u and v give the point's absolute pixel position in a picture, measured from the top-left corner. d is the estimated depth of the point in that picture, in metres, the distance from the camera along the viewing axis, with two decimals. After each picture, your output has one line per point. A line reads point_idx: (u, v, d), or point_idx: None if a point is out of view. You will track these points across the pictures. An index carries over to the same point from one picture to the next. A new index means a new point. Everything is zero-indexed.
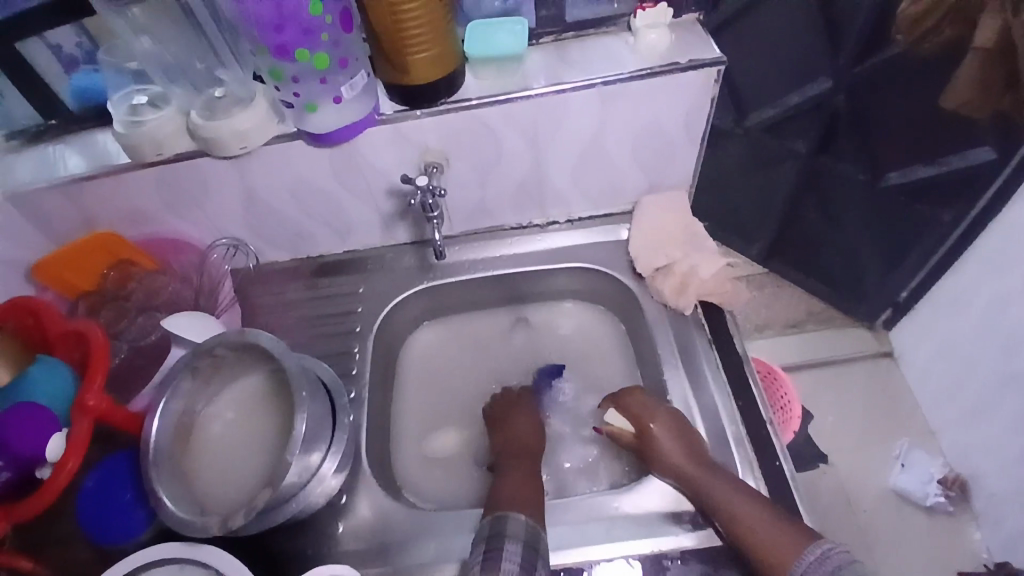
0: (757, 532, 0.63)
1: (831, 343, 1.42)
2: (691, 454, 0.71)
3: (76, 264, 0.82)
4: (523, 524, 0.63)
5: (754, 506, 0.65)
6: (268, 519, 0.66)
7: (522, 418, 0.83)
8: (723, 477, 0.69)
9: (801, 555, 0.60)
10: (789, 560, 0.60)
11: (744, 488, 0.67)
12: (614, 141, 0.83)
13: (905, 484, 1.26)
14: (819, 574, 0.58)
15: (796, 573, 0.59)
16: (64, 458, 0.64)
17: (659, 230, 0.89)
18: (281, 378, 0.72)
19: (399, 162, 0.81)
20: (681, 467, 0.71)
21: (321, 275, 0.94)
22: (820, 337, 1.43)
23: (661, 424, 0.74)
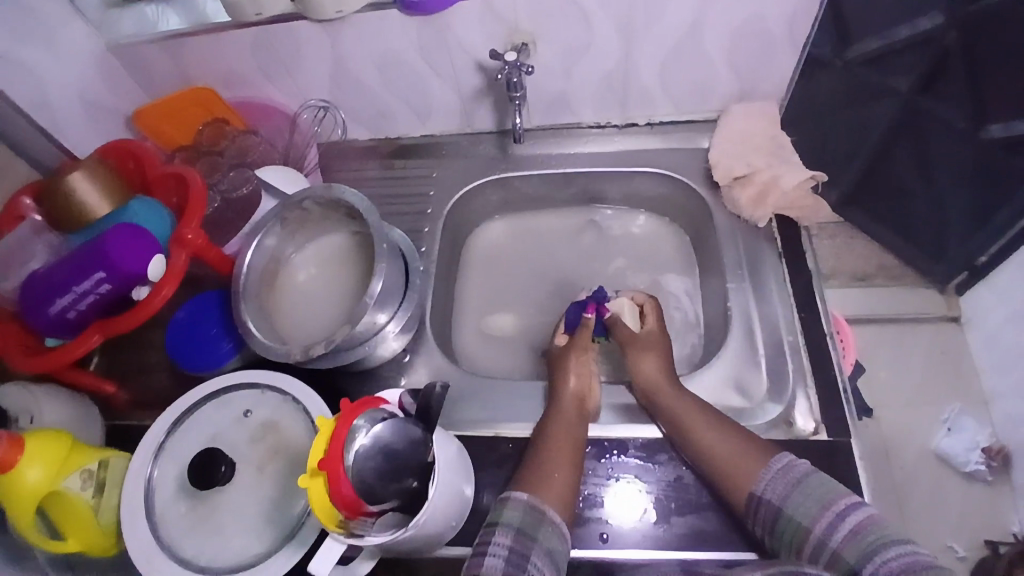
0: (724, 448, 0.65)
1: (904, 299, 1.24)
2: (664, 374, 0.72)
3: (176, 117, 0.88)
4: (523, 506, 0.61)
5: (717, 427, 0.67)
6: (337, 358, 0.72)
7: (569, 371, 0.74)
8: (689, 396, 0.70)
9: (763, 466, 0.63)
10: (757, 470, 0.63)
11: (706, 409, 0.69)
12: (709, 37, 0.81)
13: (946, 446, 1.15)
14: (783, 483, 0.61)
15: (763, 478, 0.62)
16: (162, 283, 0.69)
17: (741, 139, 0.87)
18: (363, 238, 0.76)
19: (486, 42, 0.81)
20: (652, 388, 0.72)
21: (398, 157, 0.97)
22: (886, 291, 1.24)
23: (652, 340, 0.76)
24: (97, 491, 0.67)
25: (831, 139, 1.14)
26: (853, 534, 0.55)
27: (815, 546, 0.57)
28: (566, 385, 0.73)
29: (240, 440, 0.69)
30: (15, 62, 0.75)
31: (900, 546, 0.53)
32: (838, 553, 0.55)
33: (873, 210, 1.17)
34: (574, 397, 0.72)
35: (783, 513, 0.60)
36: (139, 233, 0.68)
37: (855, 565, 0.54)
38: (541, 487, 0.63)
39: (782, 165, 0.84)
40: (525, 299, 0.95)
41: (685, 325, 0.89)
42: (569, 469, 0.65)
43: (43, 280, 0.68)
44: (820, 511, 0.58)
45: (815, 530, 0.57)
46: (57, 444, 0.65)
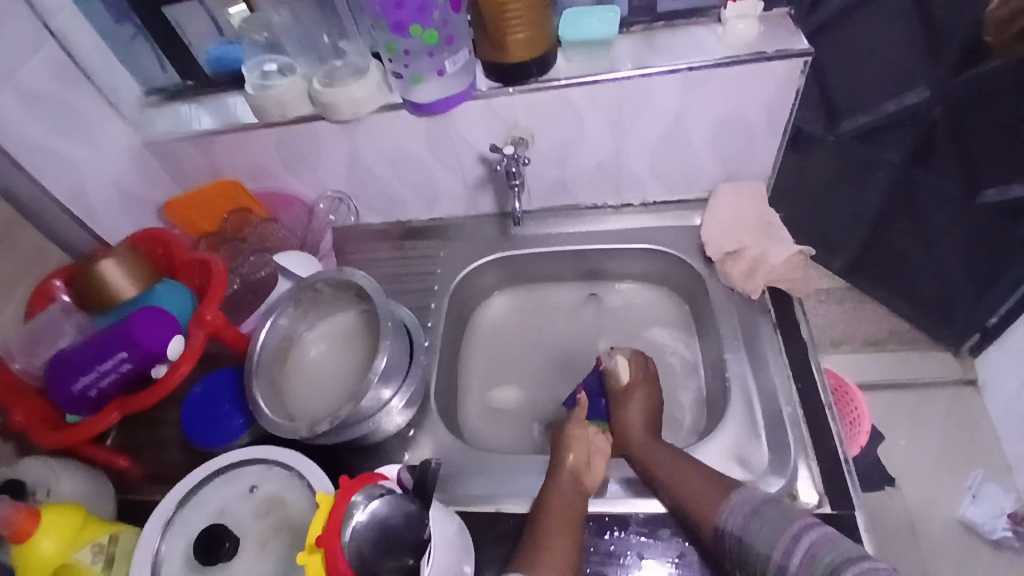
0: (690, 491, 0.68)
1: (912, 365, 1.36)
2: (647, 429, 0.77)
3: (204, 207, 0.95)
4: None
5: (683, 464, 0.71)
6: (342, 433, 0.74)
7: (566, 448, 0.75)
8: (666, 449, 0.73)
9: (724, 499, 0.66)
10: (716, 505, 0.66)
11: (678, 453, 0.72)
12: (693, 126, 0.87)
13: (972, 515, 1.20)
14: (741, 512, 0.64)
15: (725, 511, 0.65)
16: (179, 362, 0.73)
17: (731, 218, 0.91)
18: (370, 316, 0.80)
19: (488, 136, 0.89)
20: (632, 440, 0.76)
21: (407, 238, 1.03)
22: (885, 356, 1.38)
23: (639, 393, 0.81)
24: (106, 564, 0.68)
25: (836, 206, 1.31)
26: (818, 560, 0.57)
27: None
28: (564, 457, 0.74)
29: (246, 515, 0.70)
30: (64, 161, 0.84)
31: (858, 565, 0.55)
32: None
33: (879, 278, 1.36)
34: (577, 466, 0.73)
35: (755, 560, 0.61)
36: (162, 315, 0.73)
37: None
38: (538, 562, 0.64)
39: (770, 244, 0.87)
40: (528, 372, 0.97)
41: (685, 381, 0.92)
42: (568, 538, 0.66)
43: (70, 359, 0.73)
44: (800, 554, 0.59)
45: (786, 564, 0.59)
46: (73, 516, 0.67)
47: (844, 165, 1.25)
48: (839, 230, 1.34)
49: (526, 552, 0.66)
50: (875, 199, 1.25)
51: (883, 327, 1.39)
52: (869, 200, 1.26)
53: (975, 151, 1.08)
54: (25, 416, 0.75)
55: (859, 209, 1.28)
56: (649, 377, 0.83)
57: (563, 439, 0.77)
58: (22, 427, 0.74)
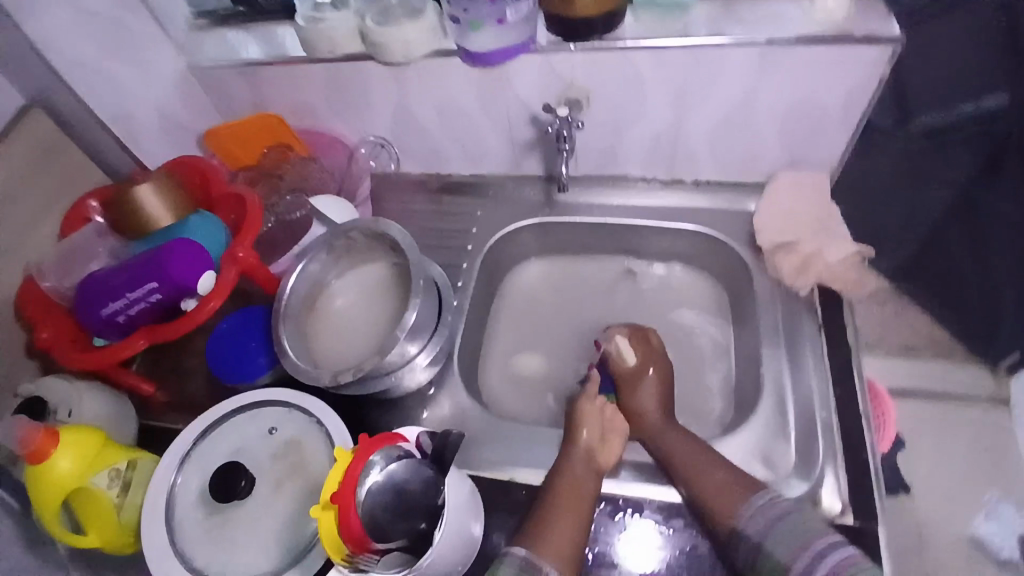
0: (703, 475, 0.67)
1: (947, 377, 1.14)
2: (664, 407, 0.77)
3: (244, 139, 0.93)
4: (518, 560, 0.62)
5: (701, 454, 0.69)
6: (366, 386, 0.74)
7: (583, 425, 0.73)
8: (682, 432, 0.73)
9: (743, 501, 0.65)
10: (736, 503, 0.65)
11: (695, 440, 0.71)
12: (761, 105, 0.81)
13: (985, 533, 1.05)
14: (761, 518, 0.63)
15: (742, 513, 0.64)
16: (209, 297, 0.73)
17: (788, 207, 0.86)
18: (402, 271, 0.78)
19: (540, 94, 0.84)
20: (646, 415, 0.76)
21: (445, 192, 1.00)
22: (931, 367, 1.14)
23: (656, 373, 0.79)
24: (122, 489, 0.70)
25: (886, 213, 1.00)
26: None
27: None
28: (582, 436, 0.72)
29: (262, 456, 0.71)
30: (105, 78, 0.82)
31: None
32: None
33: (928, 296, 1.07)
34: (595, 448, 0.72)
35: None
36: (195, 249, 0.73)
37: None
38: (541, 543, 0.63)
39: (828, 239, 0.82)
40: (554, 343, 0.95)
41: (714, 362, 0.90)
42: (576, 519, 0.65)
43: (101, 283, 0.73)
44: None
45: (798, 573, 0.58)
46: (90, 438, 0.69)
47: (917, 166, 0.92)
48: (881, 230, 1.01)
49: (534, 524, 0.65)
50: (942, 201, 0.95)
51: (923, 335, 1.13)
52: (916, 207, 0.97)
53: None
54: (53, 335, 0.76)
55: (914, 216, 0.99)
56: (657, 351, 0.82)
57: (584, 417, 0.75)
58: (50, 346, 0.75)
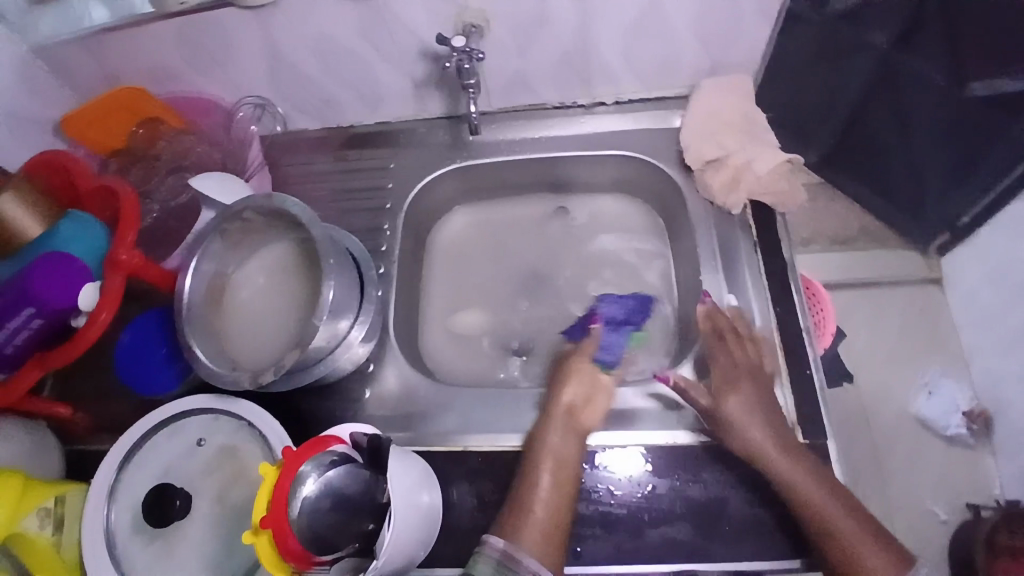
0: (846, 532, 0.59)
1: (882, 260, 0.94)
2: (788, 461, 0.63)
3: (105, 121, 0.81)
4: (496, 559, 0.58)
5: (829, 497, 0.61)
6: (295, 379, 0.69)
7: (569, 385, 0.70)
8: (808, 463, 0.63)
9: (899, 573, 0.57)
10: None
11: (818, 472, 0.63)
12: (674, 8, 0.75)
13: (926, 411, 0.88)
14: None
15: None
16: (98, 309, 0.65)
17: (714, 117, 0.82)
18: (308, 247, 0.71)
19: (432, 23, 0.75)
20: (760, 444, 0.64)
21: (351, 147, 0.90)
22: (869, 256, 0.94)
23: (744, 395, 0.67)
24: (57, 527, 0.64)
25: (801, 108, 0.87)
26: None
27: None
28: (567, 394, 0.69)
29: (195, 470, 0.65)
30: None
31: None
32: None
33: (856, 174, 0.90)
34: (582, 406, 0.69)
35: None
36: (67, 261, 0.64)
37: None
38: (520, 532, 0.60)
39: (754, 149, 0.79)
40: (492, 294, 0.90)
41: (649, 261, 0.89)
42: (555, 501, 0.62)
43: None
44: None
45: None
46: (10, 482, 0.60)
47: (829, 40, 0.77)
48: (801, 116, 0.88)
49: (515, 511, 0.61)
50: (861, 72, 0.78)
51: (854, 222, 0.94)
52: (847, 75, 0.79)
53: (965, 31, 0.68)
54: None
55: (838, 89, 0.81)
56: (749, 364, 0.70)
57: (568, 378, 0.71)
58: None
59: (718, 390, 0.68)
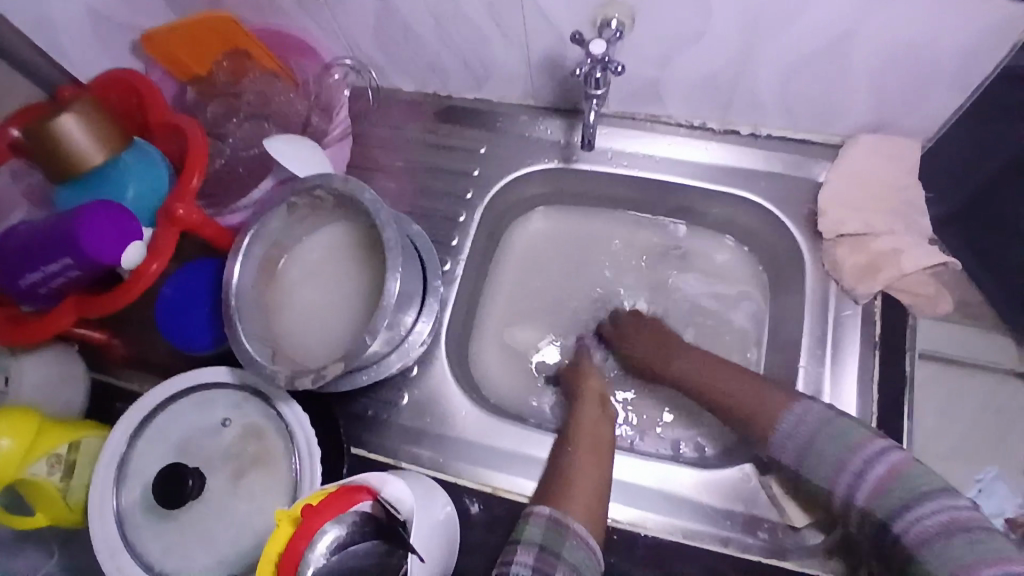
0: (741, 404, 0.64)
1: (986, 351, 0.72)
2: (659, 345, 0.72)
3: (191, 44, 0.74)
4: (543, 525, 0.58)
5: (731, 372, 0.66)
6: (345, 380, 0.65)
7: (590, 378, 0.71)
8: (693, 359, 0.70)
9: (786, 407, 0.61)
10: (776, 415, 0.61)
11: (716, 359, 0.69)
12: (863, 49, 0.61)
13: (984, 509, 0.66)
14: (802, 433, 0.60)
15: (780, 428, 0.61)
16: (146, 262, 0.62)
17: (863, 183, 0.70)
18: (375, 238, 0.64)
19: (569, 10, 0.63)
20: (645, 360, 0.73)
21: (443, 119, 0.81)
22: (954, 334, 0.72)
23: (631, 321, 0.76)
24: (66, 474, 0.62)
25: (963, 151, 0.67)
26: (812, 456, 0.59)
27: (842, 504, 0.58)
28: (591, 381, 0.71)
29: (215, 451, 0.62)
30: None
31: (831, 424, 0.59)
32: (865, 509, 0.56)
33: (978, 243, 0.69)
34: (600, 397, 0.70)
35: (802, 478, 0.61)
36: (114, 215, 0.60)
37: (885, 517, 0.54)
38: (566, 500, 0.59)
39: (906, 237, 0.68)
40: (557, 316, 0.81)
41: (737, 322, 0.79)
42: (597, 472, 0.62)
43: (17, 245, 0.62)
44: (837, 471, 0.58)
45: (838, 491, 0.58)
46: (29, 422, 0.59)
47: (997, 103, 0.62)
48: (956, 162, 0.68)
49: (557, 485, 0.61)
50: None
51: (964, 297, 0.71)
52: (1013, 137, 0.62)
53: None
54: None
55: (988, 145, 0.64)
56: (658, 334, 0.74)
57: (584, 373, 0.73)
58: None
59: (628, 320, 0.76)
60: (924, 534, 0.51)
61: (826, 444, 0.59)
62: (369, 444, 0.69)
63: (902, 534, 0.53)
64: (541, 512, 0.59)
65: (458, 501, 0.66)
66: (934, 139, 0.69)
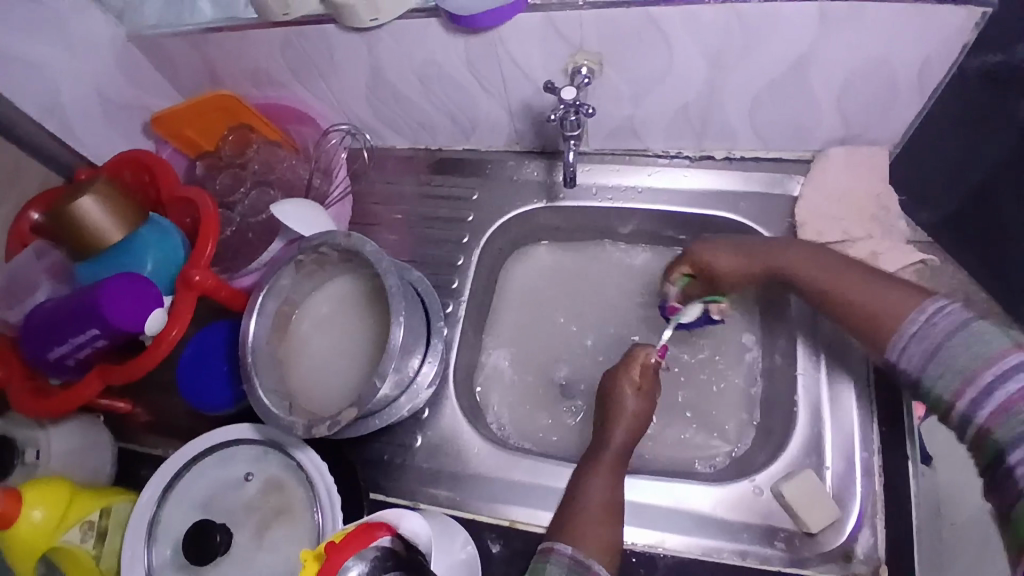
0: (852, 303, 0.60)
1: None
2: (757, 253, 0.67)
3: (199, 123, 0.81)
4: (566, 564, 0.58)
5: (847, 279, 0.61)
6: (363, 427, 0.68)
7: (626, 400, 0.68)
8: (806, 253, 0.65)
9: (908, 319, 0.56)
10: (886, 336, 0.58)
11: (826, 254, 0.64)
12: (820, 68, 0.65)
13: None
14: (921, 349, 0.55)
15: (896, 347, 0.57)
16: (168, 327, 0.66)
17: (837, 194, 0.73)
18: (381, 287, 0.68)
19: (544, 60, 0.68)
20: (751, 270, 0.67)
21: (437, 171, 0.86)
22: None
23: (717, 253, 0.69)
24: (98, 540, 0.64)
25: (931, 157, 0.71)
26: (937, 364, 0.54)
27: (959, 421, 0.52)
28: (627, 410, 0.67)
29: (239, 505, 0.64)
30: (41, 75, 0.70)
31: (964, 331, 0.53)
32: (985, 430, 0.51)
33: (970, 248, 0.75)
34: (634, 424, 0.67)
35: (922, 383, 0.55)
36: (139, 285, 0.65)
37: (1004, 444, 0.49)
38: (586, 539, 0.60)
39: (884, 241, 0.71)
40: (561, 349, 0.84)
41: None
42: (611, 509, 0.62)
43: (43, 323, 0.67)
44: (963, 386, 0.52)
45: (958, 406, 0.52)
46: (60, 491, 0.62)
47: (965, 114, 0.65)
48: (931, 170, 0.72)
49: (575, 520, 0.62)
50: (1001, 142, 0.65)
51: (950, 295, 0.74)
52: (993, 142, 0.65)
53: None
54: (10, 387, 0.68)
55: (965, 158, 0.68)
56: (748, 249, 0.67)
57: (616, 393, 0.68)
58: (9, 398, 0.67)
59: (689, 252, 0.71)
60: None
61: (959, 354, 0.52)
62: (388, 489, 0.72)
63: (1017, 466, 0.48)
64: (564, 554, 0.58)
65: (479, 538, 0.68)
66: (899, 151, 0.74)
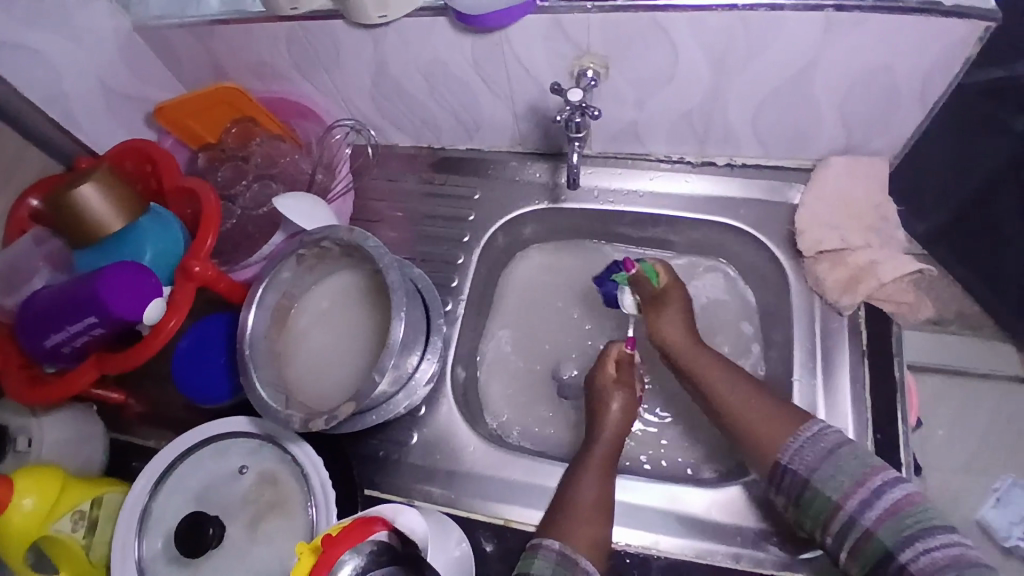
0: (747, 417, 0.63)
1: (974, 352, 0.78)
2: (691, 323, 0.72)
3: (203, 116, 0.81)
4: (554, 559, 0.58)
5: (748, 394, 0.64)
6: (359, 422, 0.68)
7: (613, 397, 0.70)
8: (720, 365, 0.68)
9: (797, 431, 0.60)
10: (779, 437, 0.60)
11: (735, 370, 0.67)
12: (822, 78, 0.66)
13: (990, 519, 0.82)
14: (814, 449, 0.58)
15: (789, 447, 0.59)
16: (167, 317, 0.66)
17: (837, 203, 0.74)
18: (381, 283, 0.68)
19: (548, 61, 0.69)
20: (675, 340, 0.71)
21: (439, 169, 0.86)
22: None
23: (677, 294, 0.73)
24: (89, 529, 0.64)
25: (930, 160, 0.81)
26: (828, 466, 0.57)
27: (841, 526, 0.55)
28: (613, 406, 0.69)
29: (232, 497, 0.64)
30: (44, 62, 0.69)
31: (847, 446, 0.58)
32: (869, 532, 0.53)
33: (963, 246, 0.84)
34: (621, 418, 0.69)
35: (809, 486, 0.57)
36: (138, 274, 0.65)
37: (890, 546, 0.52)
38: (576, 535, 0.60)
39: (882, 250, 0.71)
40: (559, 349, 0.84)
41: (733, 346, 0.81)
42: (602, 506, 0.62)
43: (39, 311, 0.66)
44: (852, 488, 0.55)
45: (845, 507, 0.55)
46: (51, 479, 0.62)
47: None
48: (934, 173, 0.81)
49: (564, 515, 0.62)
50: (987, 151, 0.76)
51: None
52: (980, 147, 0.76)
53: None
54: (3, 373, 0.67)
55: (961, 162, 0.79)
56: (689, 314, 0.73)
57: (604, 388, 0.71)
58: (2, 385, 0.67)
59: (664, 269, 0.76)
60: (934, 565, 0.50)
61: (844, 463, 0.56)
62: (383, 485, 0.72)
63: (908, 564, 0.51)
64: (552, 548, 0.59)
65: (473, 536, 0.68)
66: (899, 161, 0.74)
